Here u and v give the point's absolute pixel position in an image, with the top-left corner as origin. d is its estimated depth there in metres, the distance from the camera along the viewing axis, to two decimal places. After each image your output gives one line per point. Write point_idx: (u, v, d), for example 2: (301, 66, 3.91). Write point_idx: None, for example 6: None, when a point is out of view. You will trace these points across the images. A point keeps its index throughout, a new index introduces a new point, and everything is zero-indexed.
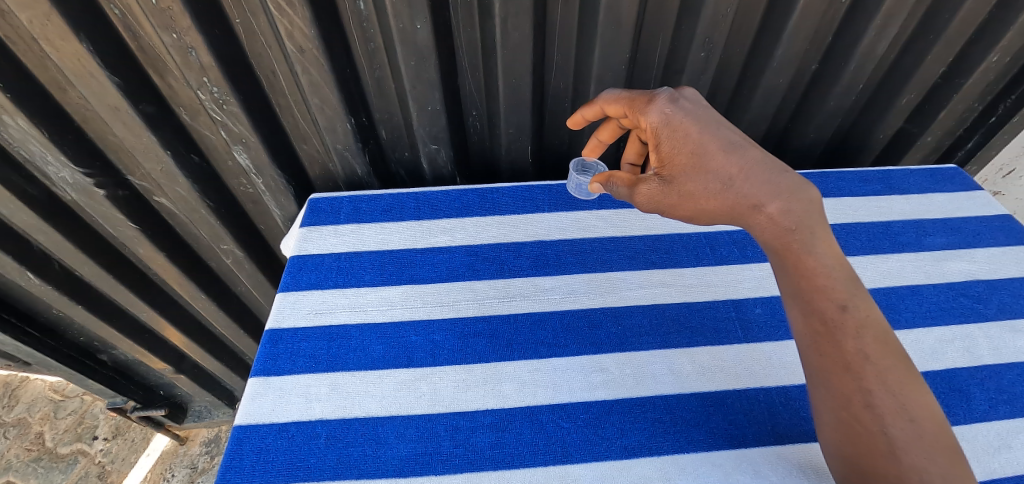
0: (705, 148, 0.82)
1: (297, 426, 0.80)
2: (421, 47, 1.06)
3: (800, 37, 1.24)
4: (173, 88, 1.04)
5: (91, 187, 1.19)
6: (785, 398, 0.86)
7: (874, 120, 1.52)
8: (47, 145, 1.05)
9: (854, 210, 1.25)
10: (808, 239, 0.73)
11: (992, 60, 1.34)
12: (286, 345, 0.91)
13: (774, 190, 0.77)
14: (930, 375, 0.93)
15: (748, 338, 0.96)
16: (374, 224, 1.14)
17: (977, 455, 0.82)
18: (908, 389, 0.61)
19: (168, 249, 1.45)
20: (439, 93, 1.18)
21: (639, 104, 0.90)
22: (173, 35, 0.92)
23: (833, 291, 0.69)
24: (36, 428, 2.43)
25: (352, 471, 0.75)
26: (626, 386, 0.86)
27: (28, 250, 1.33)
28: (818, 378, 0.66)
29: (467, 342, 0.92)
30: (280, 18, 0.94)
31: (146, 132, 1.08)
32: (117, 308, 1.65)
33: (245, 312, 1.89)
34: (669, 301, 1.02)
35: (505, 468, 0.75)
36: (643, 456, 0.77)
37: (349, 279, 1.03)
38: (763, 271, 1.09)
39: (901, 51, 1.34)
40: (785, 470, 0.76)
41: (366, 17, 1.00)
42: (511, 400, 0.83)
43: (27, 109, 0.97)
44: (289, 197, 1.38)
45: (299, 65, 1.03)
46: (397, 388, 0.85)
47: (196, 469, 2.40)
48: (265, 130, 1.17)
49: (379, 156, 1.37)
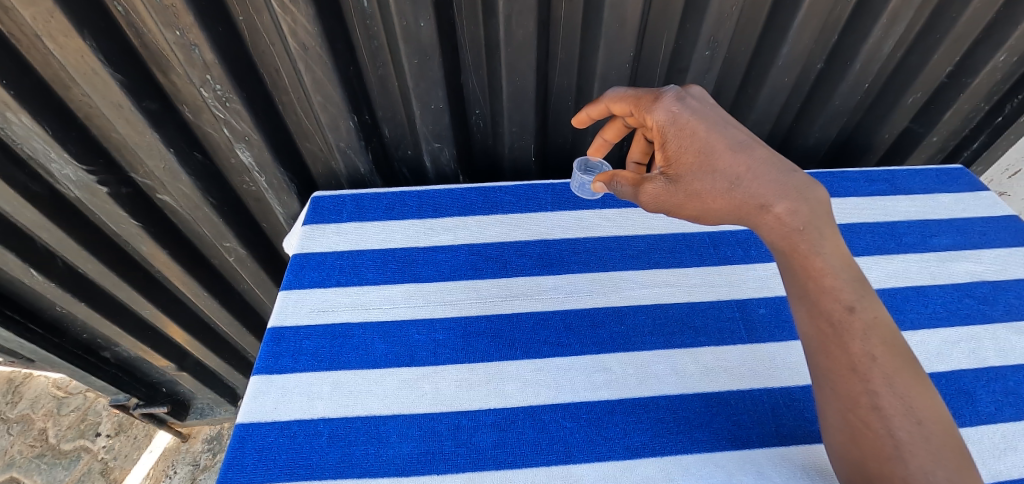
0: (713, 147, 0.81)
1: (299, 424, 0.79)
2: (424, 45, 1.05)
3: (806, 36, 1.23)
4: (176, 86, 1.04)
5: (93, 184, 1.19)
6: (789, 399, 0.86)
7: (880, 120, 1.51)
8: (49, 142, 1.05)
9: (858, 210, 1.24)
10: (815, 239, 0.72)
11: (999, 60, 1.33)
12: (288, 343, 0.91)
13: (782, 190, 0.76)
14: (935, 377, 0.92)
15: (752, 338, 0.95)
16: (376, 222, 1.14)
17: (982, 457, 0.81)
18: (914, 391, 0.60)
19: (170, 246, 1.45)
20: (442, 91, 1.17)
21: (645, 103, 0.90)
22: (176, 32, 0.91)
23: (840, 292, 0.68)
24: (39, 423, 2.44)
25: (354, 470, 0.74)
26: (628, 386, 0.86)
27: (31, 247, 1.34)
28: (824, 380, 0.66)
29: (469, 340, 0.92)
30: (282, 16, 0.93)
31: (148, 130, 1.07)
32: (120, 304, 1.65)
33: (247, 309, 1.89)
34: (673, 302, 1.01)
35: (507, 468, 0.75)
36: (645, 457, 0.76)
37: (351, 278, 1.02)
38: (767, 271, 1.08)
39: (906, 51, 1.33)
40: (788, 471, 0.76)
41: (370, 15, 1.00)
42: (514, 400, 0.83)
43: (30, 106, 0.97)
44: (291, 195, 1.38)
45: (302, 63, 1.02)
46: (398, 388, 0.85)
47: (197, 466, 2.40)
48: (267, 127, 1.17)
49: (381, 154, 1.36)
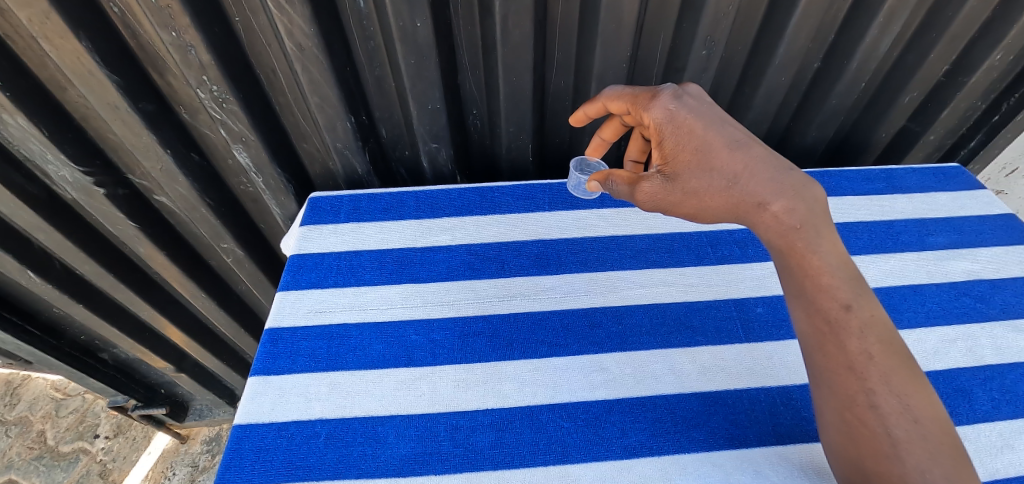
0: (710, 145, 0.81)
1: (297, 425, 0.79)
2: (421, 45, 1.05)
3: (803, 35, 1.23)
4: (173, 87, 1.04)
5: (90, 186, 1.19)
6: (786, 398, 0.86)
7: (877, 119, 1.52)
8: (46, 144, 1.05)
9: (856, 209, 1.24)
10: (812, 237, 0.72)
11: (997, 59, 1.33)
12: (286, 344, 0.91)
13: (779, 188, 0.76)
14: (933, 375, 0.92)
15: (749, 338, 0.95)
16: (374, 223, 1.14)
17: (979, 455, 0.81)
18: (911, 390, 0.61)
19: (168, 248, 1.45)
20: (439, 91, 1.17)
21: (642, 100, 0.90)
22: (172, 33, 0.91)
23: (837, 291, 0.68)
24: (37, 425, 2.44)
25: (352, 470, 0.74)
26: (626, 385, 0.86)
27: (28, 249, 1.34)
28: (822, 379, 0.66)
29: (467, 341, 0.92)
30: (279, 17, 0.93)
31: (145, 131, 1.07)
32: (117, 306, 1.65)
33: (245, 310, 1.88)
34: (670, 301, 1.01)
35: (505, 468, 0.75)
36: (643, 456, 0.76)
37: (349, 279, 1.02)
38: (764, 270, 1.08)
39: (904, 49, 1.33)
40: (786, 470, 0.76)
41: (366, 15, 1.00)
42: (512, 400, 0.83)
43: (27, 108, 0.97)
44: (289, 195, 1.37)
45: (299, 64, 1.02)
46: (397, 388, 0.85)
47: (196, 468, 2.40)
48: (264, 128, 1.17)
49: (379, 154, 1.36)
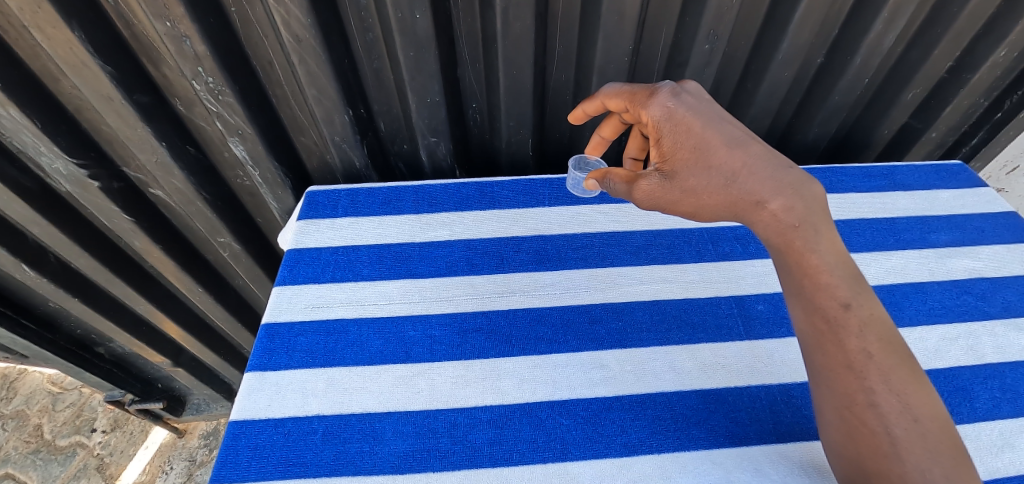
0: (708, 143, 0.80)
1: (293, 421, 0.79)
2: (421, 37, 1.04)
3: (806, 29, 1.21)
4: (168, 78, 1.02)
5: (85, 178, 1.17)
6: (787, 396, 0.85)
7: (878, 116, 1.51)
8: (39, 136, 1.03)
9: (859, 206, 1.24)
10: (811, 236, 0.71)
11: (1000, 55, 1.32)
12: (282, 339, 0.90)
13: (778, 187, 0.75)
14: (934, 374, 0.92)
15: (750, 335, 0.95)
16: (372, 217, 1.13)
17: (979, 454, 0.81)
18: (910, 388, 0.60)
19: (164, 241, 1.44)
20: (439, 85, 1.16)
21: (641, 98, 0.89)
22: (167, 23, 0.89)
23: (836, 289, 0.67)
24: (34, 419, 2.43)
25: (350, 467, 0.74)
26: (626, 382, 0.85)
27: (24, 243, 1.33)
28: (821, 378, 0.65)
29: (467, 336, 0.91)
30: (276, 8, 0.91)
31: (140, 124, 1.06)
32: (114, 300, 1.64)
33: (242, 304, 1.87)
34: (670, 298, 1.01)
35: (504, 465, 0.74)
36: (643, 454, 0.76)
37: (346, 273, 1.01)
38: (766, 267, 1.08)
39: (907, 45, 1.32)
40: (786, 468, 0.75)
41: (365, 7, 0.98)
42: (511, 397, 0.82)
43: (19, 100, 0.96)
44: (287, 189, 1.36)
45: (296, 56, 1.00)
46: (394, 384, 0.84)
47: (194, 462, 2.39)
48: (261, 121, 1.15)
49: (377, 148, 1.35)
